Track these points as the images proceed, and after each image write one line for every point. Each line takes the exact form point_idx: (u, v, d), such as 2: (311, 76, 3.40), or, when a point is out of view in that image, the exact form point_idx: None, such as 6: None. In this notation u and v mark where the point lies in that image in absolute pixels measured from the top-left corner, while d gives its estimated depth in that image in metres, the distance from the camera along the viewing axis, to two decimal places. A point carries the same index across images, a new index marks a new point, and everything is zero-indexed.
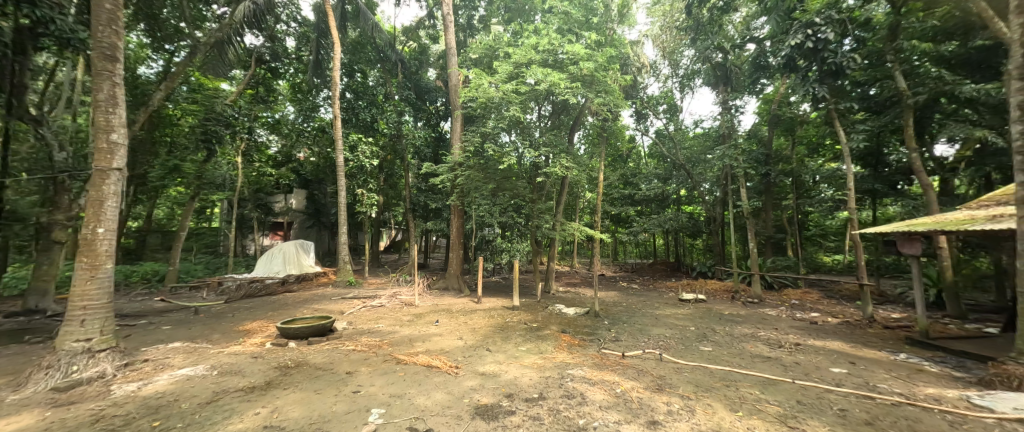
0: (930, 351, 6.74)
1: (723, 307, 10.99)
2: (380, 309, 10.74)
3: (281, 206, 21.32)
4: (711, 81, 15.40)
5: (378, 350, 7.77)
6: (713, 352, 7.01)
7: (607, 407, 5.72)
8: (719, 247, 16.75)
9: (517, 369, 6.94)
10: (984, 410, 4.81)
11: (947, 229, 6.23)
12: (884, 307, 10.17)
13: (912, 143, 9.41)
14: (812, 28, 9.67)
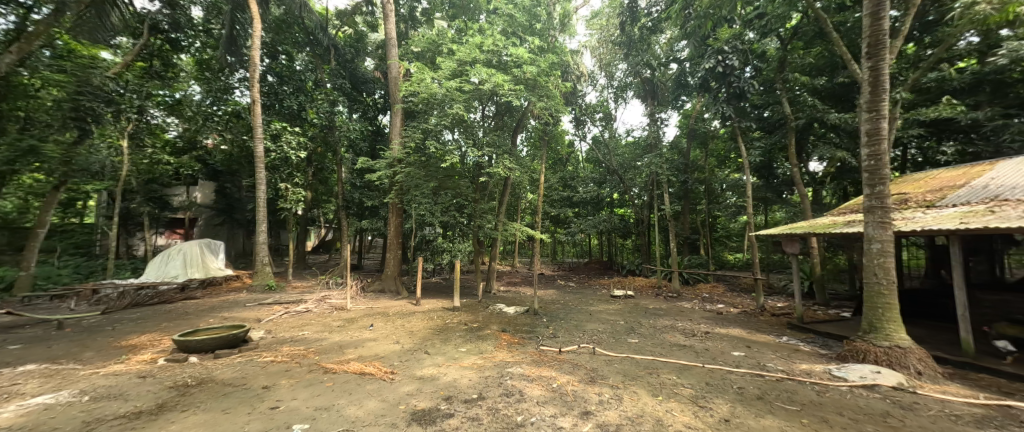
0: (805, 334, 8.06)
1: (649, 302, 12.03)
2: (305, 315, 9.86)
3: (180, 200, 18.56)
4: (641, 94, 16.94)
5: (302, 360, 7.14)
6: (639, 343, 7.62)
7: (544, 402, 5.90)
8: (645, 246, 18.00)
9: (455, 370, 6.86)
10: (841, 380, 5.89)
11: (817, 232, 7.49)
12: (774, 298, 11.98)
13: (794, 159, 11.22)
14: (721, 56, 11.39)
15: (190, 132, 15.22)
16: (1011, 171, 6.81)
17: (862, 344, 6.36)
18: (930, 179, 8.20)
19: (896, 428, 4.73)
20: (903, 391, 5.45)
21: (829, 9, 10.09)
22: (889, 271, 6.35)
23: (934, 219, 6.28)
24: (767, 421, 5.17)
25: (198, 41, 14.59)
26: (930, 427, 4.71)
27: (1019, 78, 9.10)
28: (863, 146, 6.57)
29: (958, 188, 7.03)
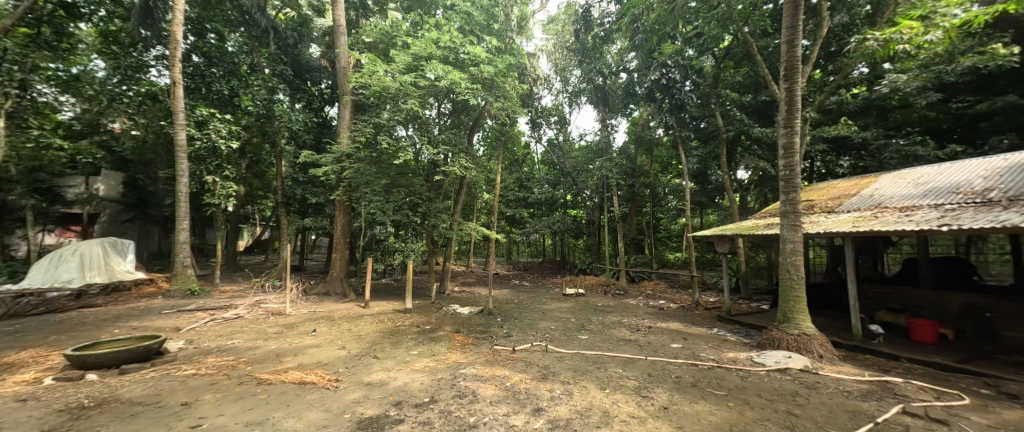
0: (732, 326, 8.92)
1: (598, 300, 12.60)
2: (235, 322, 8.99)
3: (77, 193, 16.05)
4: (593, 100, 17.76)
5: (230, 372, 6.48)
6: (589, 339, 7.94)
7: (496, 401, 5.89)
8: (596, 246, 18.60)
9: (406, 374, 6.65)
10: (760, 366, 6.60)
11: (744, 234, 8.32)
12: (707, 293, 13.12)
13: (725, 167, 12.38)
14: (665, 70, 12.22)
15: (88, 113, 13.05)
16: (891, 182, 8.07)
17: (777, 333, 7.19)
18: (831, 188, 9.46)
19: (804, 406, 5.42)
20: (809, 373, 6.25)
21: (755, 34, 11.34)
22: (798, 267, 7.20)
23: (833, 223, 7.24)
24: (700, 407, 5.65)
25: (102, 9, 12.84)
26: (829, 403, 5.45)
27: (896, 106, 11.09)
28: (781, 157, 7.27)
29: (852, 197, 8.19)
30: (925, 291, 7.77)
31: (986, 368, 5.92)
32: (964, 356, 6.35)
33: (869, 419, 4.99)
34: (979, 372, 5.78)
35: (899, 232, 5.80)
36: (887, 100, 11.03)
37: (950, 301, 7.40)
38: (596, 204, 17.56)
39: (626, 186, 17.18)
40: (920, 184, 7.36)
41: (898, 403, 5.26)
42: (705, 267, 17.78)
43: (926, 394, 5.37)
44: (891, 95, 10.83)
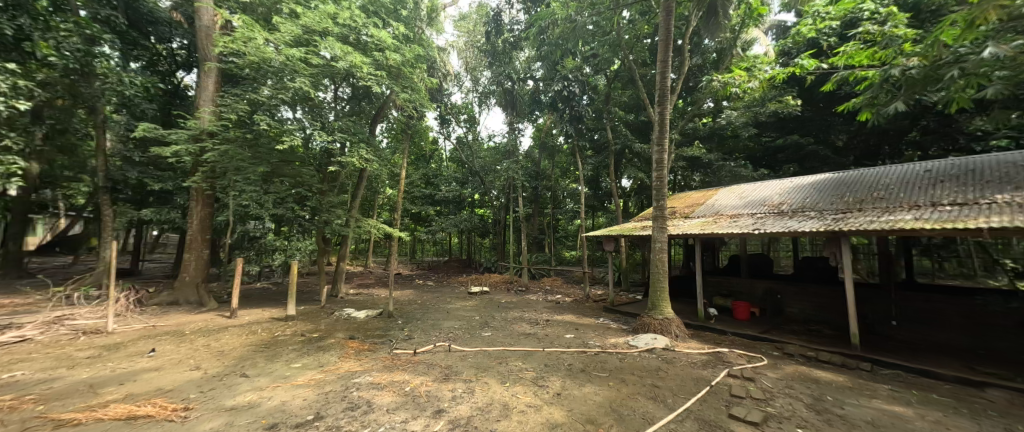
0: (614, 315, 10.15)
1: (501, 296, 12.91)
2: (25, 346, 6.73)
3: None
4: (502, 104, 17.60)
5: (12, 414, 4.78)
6: (495, 336, 8.21)
7: (394, 408, 5.56)
8: (501, 245, 19.30)
9: (284, 392, 5.81)
10: (634, 348, 7.68)
11: (627, 234, 9.59)
12: (597, 286, 14.69)
13: (613, 176, 13.96)
14: (567, 83, 14.09)
15: None
16: (726, 195, 10.20)
17: (647, 318, 8.45)
18: (686, 198, 11.50)
19: (664, 378, 6.51)
20: (668, 350, 7.52)
21: (638, 63, 13.26)
22: (662, 263, 8.46)
23: (687, 226, 8.86)
24: (587, 389, 6.35)
25: None
26: (682, 373, 6.64)
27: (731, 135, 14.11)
28: (654, 170, 8.33)
29: (701, 205, 10.12)
30: (744, 280, 10.02)
31: (778, 336, 7.92)
32: (765, 328, 8.40)
33: (707, 382, 6.28)
34: (774, 338, 7.71)
35: (731, 233, 7.39)
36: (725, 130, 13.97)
37: (759, 287, 9.69)
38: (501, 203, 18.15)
39: (530, 187, 18.18)
40: (744, 197, 9.48)
41: (726, 367, 6.72)
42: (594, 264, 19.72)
43: (741, 358, 6.98)
44: (727, 125, 13.79)
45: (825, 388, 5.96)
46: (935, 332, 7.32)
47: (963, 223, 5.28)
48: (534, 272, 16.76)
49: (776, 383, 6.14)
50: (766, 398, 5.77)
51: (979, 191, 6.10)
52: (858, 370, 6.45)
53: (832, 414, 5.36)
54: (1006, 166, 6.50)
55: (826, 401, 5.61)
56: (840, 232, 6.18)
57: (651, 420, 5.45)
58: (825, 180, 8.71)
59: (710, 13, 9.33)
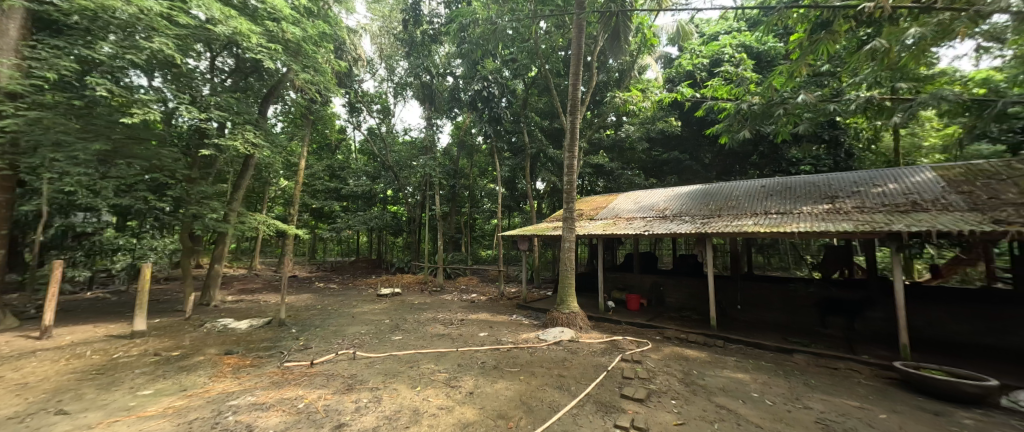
0: (526, 311, 10.57)
1: (413, 298, 12.77)
2: None
3: None
4: (420, 97, 17.71)
5: None
6: (403, 340, 8.13)
7: (288, 427, 4.94)
8: (417, 244, 18.34)
9: (127, 426, 4.70)
10: (543, 341, 8.13)
11: (541, 234, 10.06)
12: (510, 283, 15.53)
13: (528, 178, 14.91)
14: (486, 83, 13.92)
15: None
16: (624, 200, 11.46)
17: (555, 313, 9.02)
18: (591, 201, 12.61)
19: (569, 368, 7.03)
20: (573, 341, 8.15)
21: (552, 73, 14.58)
22: (570, 261, 9.02)
23: (592, 226, 9.77)
24: (499, 384, 6.54)
25: None
26: (585, 362, 7.26)
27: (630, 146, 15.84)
28: (566, 174, 8.75)
29: (603, 208, 11.22)
30: (636, 274, 11.39)
31: (660, 323, 9.19)
32: (650, 316, 9.67)
33: (605, 368, 6.98)
34: (657, 325, 8.93)
35: (627, 234, 8.31)
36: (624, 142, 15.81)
37: (647, 280, 11.08)
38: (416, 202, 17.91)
39: (448, 186, 18.11)
40: (638, 203, 10.78)
41: (620, 353, 7.54)
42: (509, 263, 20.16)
43: (632, 344, 7.92)
44: (625, 138, 15.55)
45: (693, 364, 7.12)
46: (766, 313, 9.27)
47: (782, 227, 6.83)
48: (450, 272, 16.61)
49: (658, 364, 7.12)
50: (650, 378, 6.67)
51: (796, 204, 7.92)
52: (716, 347, 7.86)
53: (698, 385, 6.44)
54: (812, 186, 8.60)
55: (693, 375, 6.72)
56: (705, 234, 7.46)
57: (556, 407, 5.86)
58: (698, 190, 10.36)
59: (614, 37, 10.19)
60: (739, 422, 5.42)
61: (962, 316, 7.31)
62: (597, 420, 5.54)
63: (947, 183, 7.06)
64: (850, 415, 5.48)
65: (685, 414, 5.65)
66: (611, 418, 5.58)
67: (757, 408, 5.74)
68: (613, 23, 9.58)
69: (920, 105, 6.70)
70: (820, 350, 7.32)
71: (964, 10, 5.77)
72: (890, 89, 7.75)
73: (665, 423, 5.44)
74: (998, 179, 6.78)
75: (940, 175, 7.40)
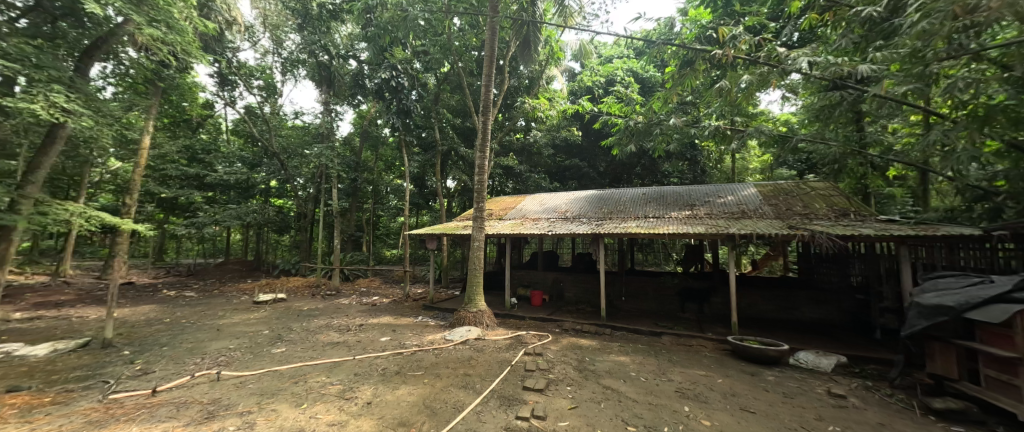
0: (433, 312, 11.06)
1: (299, 304, 12.97)
2: None
3: None
4: (315, 77, 17.34)
5: None
6: (288, 351, 8.37)
7: None
8: (306, 243, 18.82)
9: None
10: (449, 341, 8.33)
11: (449, 232, 10.17)
12: (415, 284, 16.53)
13: (439, 175, 16.36)
14: (395, 73, 14.35)
15: None
16: (531, 202, 12.41)
17: (463, 312, 9.23)
18: (501, 202, 13.39)
19: (474, 366, 7.25)
20: (479, 339, 8.43)
21: (467, 72, 15.77)
22: (478, 260, 9.20)
23: (501, 226, 10.38)
24: (401, 390, 6.35)
25: None
26: (491, 358, 7.59)
27: (531, 152, 17.78)
28: (477, 174, 8.96)
29: (512, 209, 12.04)
30: (540, 272, 12.27)
31: (559, 316, 10.05)
32: (550, 311, 10.56)
33: (509, 363, 7.34)
34: (555, 318, 9.73)
35: (532, 233, 8.92)
36: (531, 146, 17.56)
37: (550, 277, 12.05)
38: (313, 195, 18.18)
39: (348, 179, 18.09)
40: (542, 204, 11.80)
41: (523, 348, 8.01)
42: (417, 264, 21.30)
43: (535, 338, 8.48)
44: (534, 143, 17.24)
45: (585, 352, 7.91)
46: (643, 303, 10.90)
47: (655, 229, 8.03)
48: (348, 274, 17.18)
49: (557, 355, 7.72)
50: (549, 368, 7.18)
51: (665, 211, 9.44)
52: (603, 335, 8.91)
53: (589, 370, 7.16)
54: (677, 195, 10.45)
55: (586, 361, 7.47)
56: (595, 235, 8.43)
57: (461, 405, 5.89)
58: (593, 195, 11.77)
59: (525, 44, 10.68)
60: (621, 399, 6.18)
61: (768, 299, 9.71)
62: (499, 413, 5.71)
63: (762, 198, 9.32)
64: (699, 382, 6.74)
65: (577, 397, 6.21)
66: (514, 410, 5.80)
67: (636, 386, 6.63)
68: (525, 31, 10.14)
69: (748, 136, 8.70)
70: (680, 332, 8.81)
71: (774, 66, 7.64)
72: (730, 121, 9.75)
73: (561, 409, 5.89)
74: (792, 196, 9.19)
75: (758, 191, 9.73)
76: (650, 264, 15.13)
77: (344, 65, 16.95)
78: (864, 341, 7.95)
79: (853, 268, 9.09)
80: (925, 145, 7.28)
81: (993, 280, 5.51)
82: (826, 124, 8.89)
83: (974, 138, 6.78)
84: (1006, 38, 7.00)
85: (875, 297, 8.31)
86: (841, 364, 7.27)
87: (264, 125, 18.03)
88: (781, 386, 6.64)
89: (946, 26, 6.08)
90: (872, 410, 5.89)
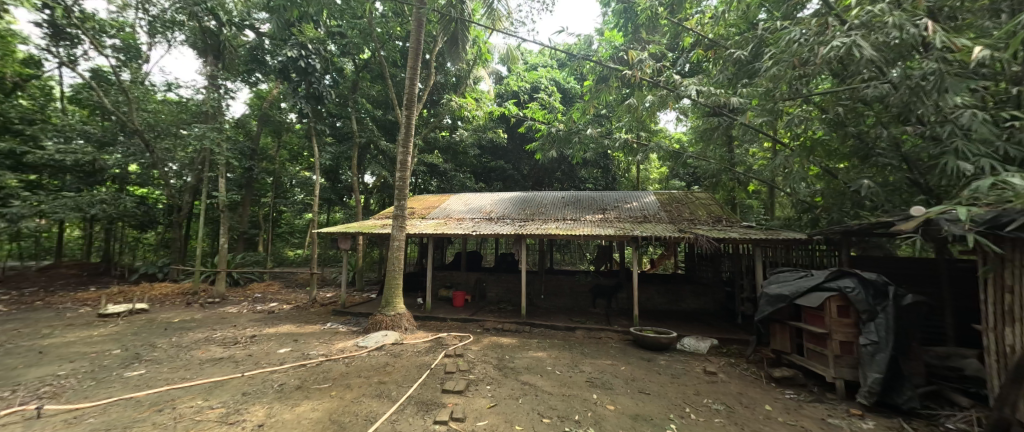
0: (344, 317, 11.05)
1: (167, 315, 11.45)
2: None
3: None
4: (198, 46, 14.88)
5: None
6: (148, 374, 6.96)
7: None
8: (180, 243, 17.11)
9: None
10: (363, 348, 8.13)
11: (366, 232, 10.66)
12: (323, 289, 16.08)
13: (355, 170, 16.57)
14: (304, 53, 14.10)
15: None
16: (455, 201, 13.48)
17: (380, 316, 9.12)
18: (425, 200, 14.25)
19: (389, 373, 6.96)
20: (396, 344, 8.40)
21: (390, 62, 16.74)
22: (398, 260, 9.27)
23: (424, 226, 10.83)
24: (304, 406, 5.75)
25: None
26: (408, 363, 7.40)
27: (450, 150, 18.89)
28: (398, 171, 9.09)
29: (436, 209, 12.76)
30: (464, 272, 13.03)
31: (481, 317, 10.46)
32: (473, 311, 11.01)
33: (428, 367, 7.21)
34: (477, 318, 10.13)
35: (456, 233, 9.58)
36: (456, 144, 18.42)
37: (472, 278, 12.83)
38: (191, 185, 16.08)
39: (242, 168, 17.37)
40: (467, 204, 12.86)
41: (443, 350, 8.00)
42: (325, 264, 20.96)
43: (455, 339, 8.62)
44: (460, 141, 18.03)
45: (505, 350, 8.18)
46: (560, 301, 12.05)
47: (572, 230, 8.94)
48: (237, 278, 16.20)
49: (478, 355, 7.84)
50: (469, 369, 7.18)
51: (581, 215, 10.71)
52: (523, 332, 9.42)
53: (508, 368, 7.35)
54: (590, 200, 12.26)
55: (505, 359, 7.72)
56: (518, 235, 9.13)
57: (375, 415, 5.53)
58: (515, 197, 13.23)
59: (452, 42, 10.91)
60: (538, 393, 6.45)
61: (662, 293, 11.38)
62: (417, 420, 5.47)
63: (660, 204, 11.12)
64: (605, 371, 7.40)
65: (496, 396, 6.28)
66: (431, 415, 5.61)
67: (550, 379, 6.99)
68: (453, 28, 10.45)
69: (650, 151, 10.42)
70: (591, 326, 9.69)
71: (671, 90, 9.20)
72: (636, 136, 11.21)
73: (480, 408, 5.89)
74: (682, 204, 11.03)
75: (656, 199, 11.55)
76: (567, 263, 16.16)
77: (238, 36, 15.32)
78: (730, 325, 9.69)
79: (723, 265, 11.01)
80: (775, 168, 9.05)
81: (813, 274, 7.02)
82: (708, 144, 10.75)
83: (804, 163, 8.58)
84: (825, 87, 9.02)
85: (740, 289, 10.15)
86: (714, 346, 8.66)
87: (118, 96, 14.61)
88: (668, 368, 7.66)
89: (788, 73, 7.63)
90: (734, 383, 7.11)
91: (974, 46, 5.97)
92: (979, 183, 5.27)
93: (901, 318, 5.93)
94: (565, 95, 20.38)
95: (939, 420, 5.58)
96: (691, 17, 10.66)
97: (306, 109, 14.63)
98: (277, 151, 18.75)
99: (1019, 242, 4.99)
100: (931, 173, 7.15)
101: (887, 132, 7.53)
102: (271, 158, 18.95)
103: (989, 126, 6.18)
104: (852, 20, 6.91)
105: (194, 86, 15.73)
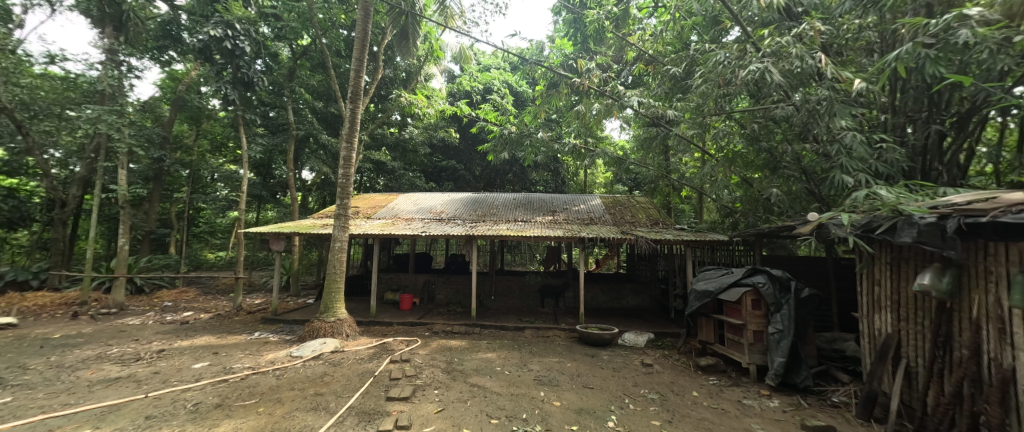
0: (275, 325, 10.11)
1: (48, 328, 9.77)
2: None
3: None
4: (93, 16, 12.98)
5: None
6: (15, 402, 5.76)
7: None
8: (61, 244, 14.76)
9: None
10: (298, 358, 7.53)
11: (302, 232, 9.89)
12: (251, 296, 14.70)
13: (292, 165, 15.33)
14: (232, 33, 12.77)
15: None
16: (404, 201, 13.02)
17: (318, 323, 8.57)
18: (371, 199, 13.68)
19: (326, 384, 6.50)
20: (336, 352, 7.90)
21: (333, 51, 16.02)
22: (341, 262, 8.86)
23: (369, 226, 10.34)
24: (223, 426, 5.14)
25: None
26: (350, 372, 6.98)
27: (396, 150, 18.44)
28: (341, 167, 8.69)
29: (382, 208, 12.30)
30: (411, 275, 12.75)
31: (429, 320, 10.26)
32: (421, 314, 10.81)
33: (372, 374, 6.89)
34: (425, 321, 9.95)
35: (406, 234, 9.33)
36: (406, 142, 18.07)
37: (420, 280, 12.60)
38: (79, 176, 14.35)
39: (150, 159, 15.33)
40: (416, 204, 12.59)
41: (388, 356, 7.71)
42: (253, 267, 19.11)
43: (401, 344, 8.34)
44: (409, 140, 17.97)
45: (453, 353, 8.09)
46: (508, 301, 12.28)
47: (523, 231, 9.24)
48: (140, 284, 14.18)
49: (425, 359, 7.64)
50: (415, 374, 6.92)
51: (532, 215, 11.15)
52: (472, 334, 9.41)
53: (457, 371, 7.24)
54: (542, 200, 12.75)
55: (454, 362, 7.63)
56: (469, 236, 9.20)
57: (309, 429, 5.09)
58: (465, 197, 13.15)
59: (402, 35, 10.82)
60: (486, 394, 6.40)
61: (605, 291, 12.20)
62: (358, 430, 5.14)
63: (604, 207, 11.82)
64: (552, 369, 7.56)
65: (444, 400, 6.12)
66: (374, 424, 5.29)
67: (499, 379, 7.00)
68: (402, 21, 10.33)
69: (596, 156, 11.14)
70: (540, 325, 9.97)
71: (615, 99, 10.06)
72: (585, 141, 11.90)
73: (426, 414, 5.65)
74: (624, 207, 11.89)
75: (602, 201, 12.31)
76: (517, 264, 16.41)
77: (147, 7, 13.89)
78: (663, 321, 10.53)
79: (660, 265, 11.93)
80: (704, 175, 10.27)
81: (732, 271, 7.78)
82: (648, 152, 11.76)
83: (727, 172, 9.83)
84: (744, 105, 10.20)
85: (674, 287, 11.05)
86: (650, 340, 9.28)
87: None
88: (608, 363, 8.01)
89: (715, 90, 8.54)
90: (667, 373, 7.66)
91: (856, 79, 7.01)
92: (856, 194, 6.13)
93: (801, 309, 6.79)
94: (518, 97, 21.11)
95: (827, 395, 6.46)
96: (634, 33, 11.73)
97: (233, 96, 13.03)
98: (194, 140, 16.75)
99: (885, 243, 5.95)
100: (823, 185, 8.32)
101: (791, 148, 8.64)
102: (188, 148, 16.80)
103: (867, 147, 7.30)
104: (764, 48, 7.76)
105: (85, 60, 13.49)
